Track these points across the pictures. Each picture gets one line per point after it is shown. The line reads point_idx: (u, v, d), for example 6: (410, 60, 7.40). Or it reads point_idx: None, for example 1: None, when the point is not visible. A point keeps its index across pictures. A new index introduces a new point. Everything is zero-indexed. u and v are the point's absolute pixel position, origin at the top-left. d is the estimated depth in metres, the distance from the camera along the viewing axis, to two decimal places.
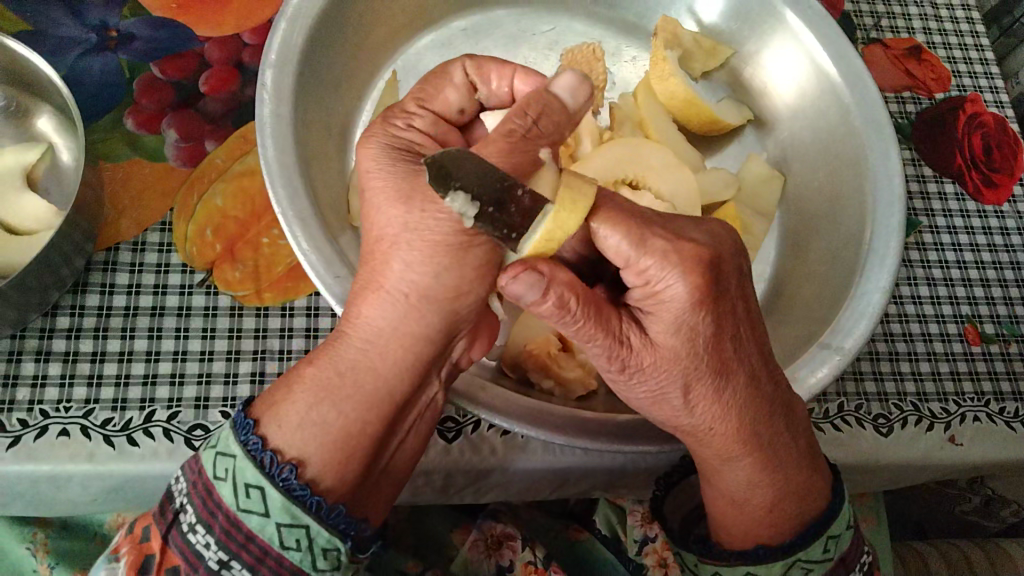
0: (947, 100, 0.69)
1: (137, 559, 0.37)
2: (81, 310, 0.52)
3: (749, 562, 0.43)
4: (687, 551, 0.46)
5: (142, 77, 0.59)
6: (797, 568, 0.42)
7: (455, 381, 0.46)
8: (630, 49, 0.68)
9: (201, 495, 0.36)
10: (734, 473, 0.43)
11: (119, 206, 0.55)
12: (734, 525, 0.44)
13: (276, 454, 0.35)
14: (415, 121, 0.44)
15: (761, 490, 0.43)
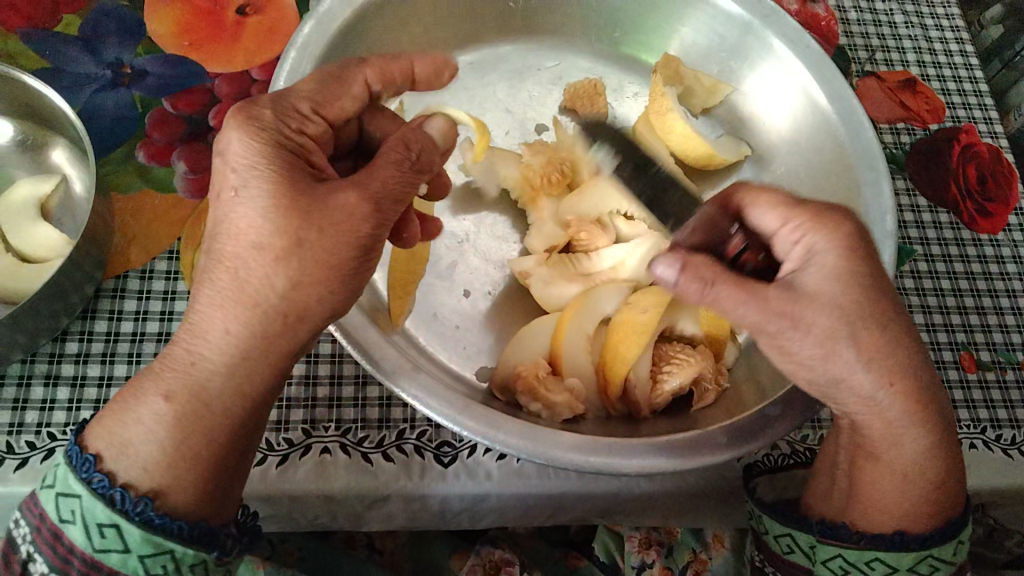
0: (942, 131, 0.70)
1: None
2: (89, 336, 0.53)
3: (882, 548, 0.45)
4: (806, 532, 0.47)
5: (154, 111, 0.61)
6: (926, 564, 0.45)
7: (474, 411, 0.46)
8: (632, 85, 0.69)
9: (49, 542, 0.37)
10: (885, 456, 0.45)
11: (129, 235, 0.57)
12: (867, 504, 0.46)
13: (125, 489, 0.37)
14: (308, 125, 0.43)
15: (905, 479, 0.44)
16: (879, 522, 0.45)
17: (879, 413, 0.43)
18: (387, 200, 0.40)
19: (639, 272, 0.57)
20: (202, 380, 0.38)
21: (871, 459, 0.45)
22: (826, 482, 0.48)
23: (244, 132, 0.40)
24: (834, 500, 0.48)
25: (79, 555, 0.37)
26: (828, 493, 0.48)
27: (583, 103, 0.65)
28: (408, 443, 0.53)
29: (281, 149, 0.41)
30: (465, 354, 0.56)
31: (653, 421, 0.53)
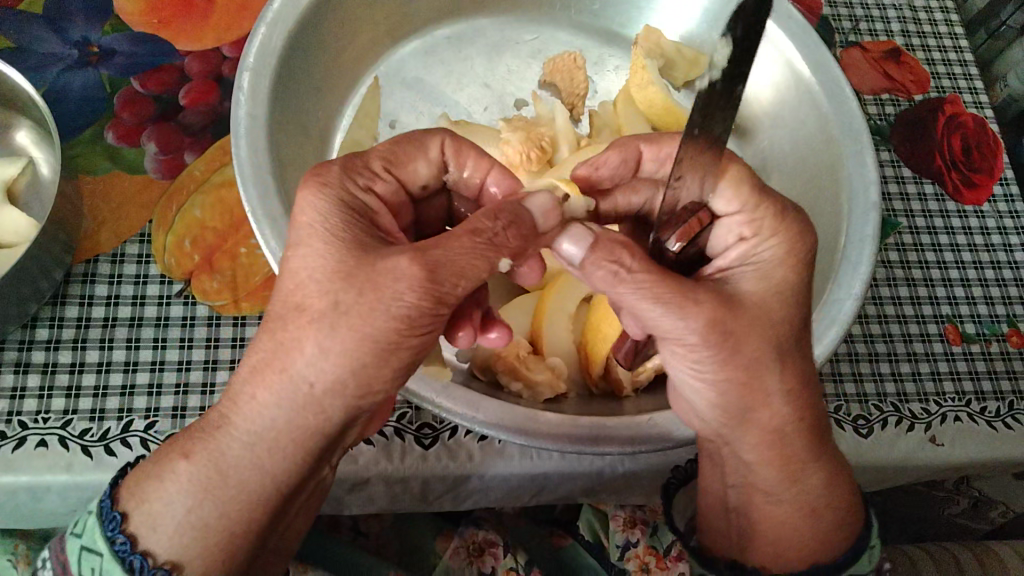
0: (926, 102, 0.69)
1: None
2: (60, 322, 0.52)
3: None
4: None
5: (123, 91, 0.60)
6: None
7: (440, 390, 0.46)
8: (613, 58, 0.68)
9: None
10: (783, 493, 0.44)
11: (99, 218, 0.56)
12: (769, 546, 0.45)
13: (144, 558, 0.35)
14: (375, 183, 0.42)
15: (804, 513, 0.44)
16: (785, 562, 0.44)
17: (774, 452, 0.43)
18: (443, 269, 0.35)
19: None
20: (223, 447, 0.36)
21: (770, 498, 0.44)
22: (721, 524, 0.47)
23: (322, 196, 0.39)
24: (732, 541, 0.46)
25: None
26: (726, 536, 0.47)
27: (562, 77, 0.63)
28: (389, 426, 0.52)
29: (346, 211, 0.39)
30: None
31: (636, 399, 0.52)
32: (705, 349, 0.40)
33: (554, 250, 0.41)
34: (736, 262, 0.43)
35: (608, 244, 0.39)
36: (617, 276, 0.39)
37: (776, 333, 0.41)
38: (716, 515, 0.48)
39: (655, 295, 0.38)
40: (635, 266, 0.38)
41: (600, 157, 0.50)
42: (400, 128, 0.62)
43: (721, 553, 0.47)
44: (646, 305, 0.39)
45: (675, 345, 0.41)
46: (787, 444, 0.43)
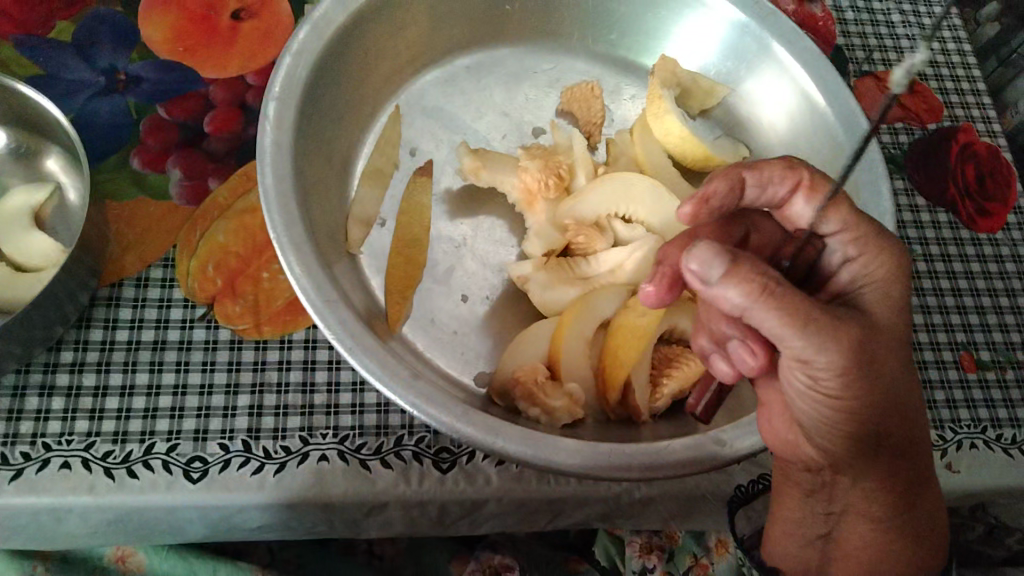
0: (940, 131, 0.70)
1: None
2: (85, 345, 0.53)
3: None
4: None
5: (149, 117, 0.61)
6: None
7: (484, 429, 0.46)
8: (629, 87, 0.69)
9: None
10: (888, 524, 0.45)
11: (124, 243, 0.57)
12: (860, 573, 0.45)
13: None
14: None
15: (904, 545, 0.45)
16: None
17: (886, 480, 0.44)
18: None
19: (637, 276, 0.56)
20: None
21: (872, 526, 0.45)
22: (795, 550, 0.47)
23: None
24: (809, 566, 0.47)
25: None
26: (803, 561, 0.47)
27: (580, 105, 0.65)
28: (407, 449, 0.52)
29: None
30: (463, 358, 0.55)
31: (653, 425, 0.53)
32: (840, 366, 0.39)
33: (686, 272, 0.39)
34: (849, 284, 0.44)
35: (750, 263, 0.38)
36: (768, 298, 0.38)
37: (893, 354, 0.41)
38: (794, 543, 0.47)
39: (797, 321, 0.38)
40: (783, 293, 0.38)
41: (707, 189, 0.46)
42: (420, 155, 0.62)
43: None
44: (785, 332, 0.39)
45: (813, 369, 0.40)
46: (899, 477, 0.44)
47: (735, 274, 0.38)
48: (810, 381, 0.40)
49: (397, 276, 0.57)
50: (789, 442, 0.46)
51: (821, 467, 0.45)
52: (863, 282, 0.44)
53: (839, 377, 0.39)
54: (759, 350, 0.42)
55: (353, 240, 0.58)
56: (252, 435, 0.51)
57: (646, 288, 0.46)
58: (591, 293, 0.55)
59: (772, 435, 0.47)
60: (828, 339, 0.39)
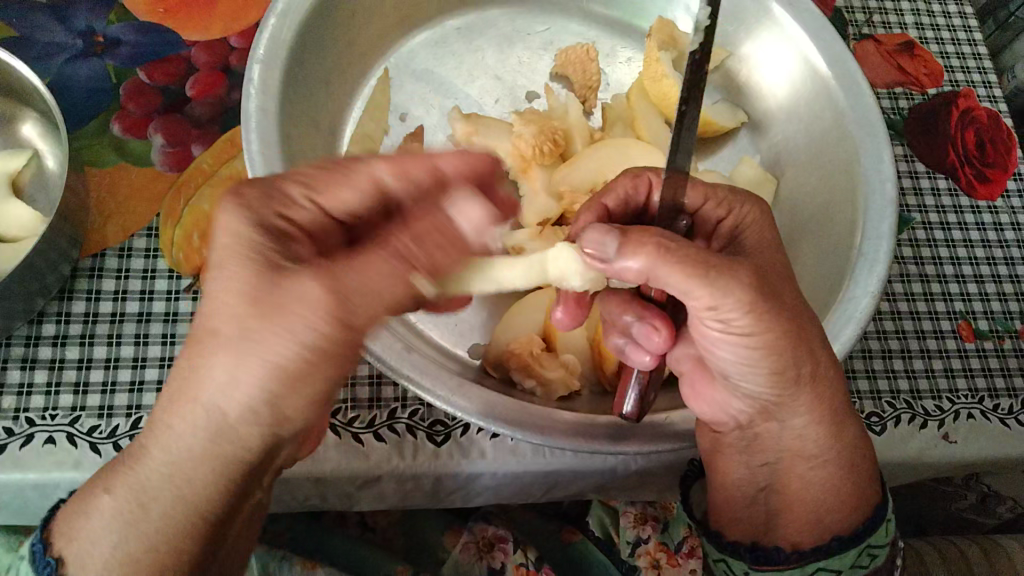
0: (939, 96, 0.69)
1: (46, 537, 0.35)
2: (67, 317, 0.52)
3: (824, 556, 0.43)
4: (713, 548, 0.47)
5: (129, 81, 0.59)
6: (867, 555, 0.44)
7: (427, 381, 0.44)
8: (626, 50, 0.67)
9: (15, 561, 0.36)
10: (823, 457, 0.44)
11: (105, 212, 0.55)
12: (807, 516, 0.45)
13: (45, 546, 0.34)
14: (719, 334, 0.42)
15: (837, 478, 0.44)
16: (822, 530, 0.44)
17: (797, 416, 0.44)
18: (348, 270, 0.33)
19: None
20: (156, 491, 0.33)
21: (807, 464, 0.45)
22: (743, 514, 0.47)
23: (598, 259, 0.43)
24: (758, 518, 0.46)
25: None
26: (750, 520, 0.47)
27: (575, 68, 0.62)
28: (400, 423, 0.51)
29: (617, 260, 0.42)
30: (457, 330, 0.54)
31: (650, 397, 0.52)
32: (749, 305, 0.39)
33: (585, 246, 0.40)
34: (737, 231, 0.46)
35: (642, 234, 0.39)
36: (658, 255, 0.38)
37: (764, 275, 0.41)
38: (738, 504, 0.47)
39: (699, 270, 0.38)
40: (680, 250, 0.38)
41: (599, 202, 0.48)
42: (411, 121, 0.60)
43: (742, 537, 0.46)
44: (691, 283, 0.39)
45: (727, 317, 0.40)
46: (824, 409, 0.44)
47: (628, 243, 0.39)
48: (722, 328, 0.41)
49: None
50: (718, 404, 0.47)
51: (751, 418, 0.45)
52: (740, 230, 0.46)
53: (753, 317, 0.39)
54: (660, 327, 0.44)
55: None
56: None
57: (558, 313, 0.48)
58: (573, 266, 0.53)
59: (698, 403, 0.48)
60: (731, 284, 0.39)
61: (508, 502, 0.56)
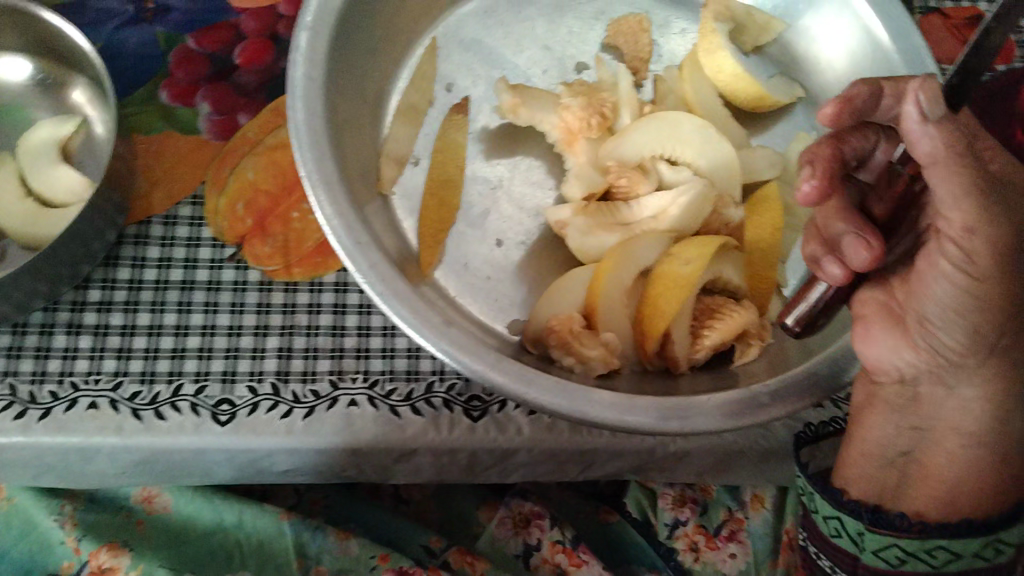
0: (1011, 74, 0.65)
1: None
2: (113, 284, 0.52)
3: (946, 536, 0.41)
4: (851, 517, 0.43)
5: (178, 48, 0.59)
6: (991, 548, 0.42)
7: (470, 349, 0.44)
8: (679, 21, 0.65)
9: None
10: (979, 440, 0.42)
11: (152, 178, 0.55)
12: (942, 491, 0.43)
13: None
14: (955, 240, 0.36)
15: (990, 465, 0.42)
16: (953, 510, 0.43)
17: (988, 389, 0.41)
18: None
19: (683, 219, 0.53)
20: None
21: (961, 443, 0.42)
22: (872, 467, 0.45)
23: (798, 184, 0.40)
24: (883, 484, 0.45)
25: None
26: (880, 481, 0.45)
27: (626, 39, 0.61)
28: (437, 396, 0.51)
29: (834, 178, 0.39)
30: (497, 305, 0.53)
31: (692, 378, 0.51)
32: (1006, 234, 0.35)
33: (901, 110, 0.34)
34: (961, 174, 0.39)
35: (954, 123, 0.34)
36: (953, 156, 0.34)
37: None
38: (874, 460, 0.45)
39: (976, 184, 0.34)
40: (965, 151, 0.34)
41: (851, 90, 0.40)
42: (457, 92, 0.60)
43: (864, 497, 0.45)
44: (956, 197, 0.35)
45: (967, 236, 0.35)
46: (999, 387, 0.40)
47: (946, 128, 0.34)
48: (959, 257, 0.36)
49: (430, 221, 0.55)
50: (890, 351, 0.43)
51: (920, 375, 0.42)
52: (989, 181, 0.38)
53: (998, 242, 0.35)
54: (875, 244, 0.38)
55: (386, 179, 0.56)
56: (280, 378, 0.50)
57: (805, 185, 0.39)
58: (631, 240, 0.52)
59: (868, 349, 0.44)
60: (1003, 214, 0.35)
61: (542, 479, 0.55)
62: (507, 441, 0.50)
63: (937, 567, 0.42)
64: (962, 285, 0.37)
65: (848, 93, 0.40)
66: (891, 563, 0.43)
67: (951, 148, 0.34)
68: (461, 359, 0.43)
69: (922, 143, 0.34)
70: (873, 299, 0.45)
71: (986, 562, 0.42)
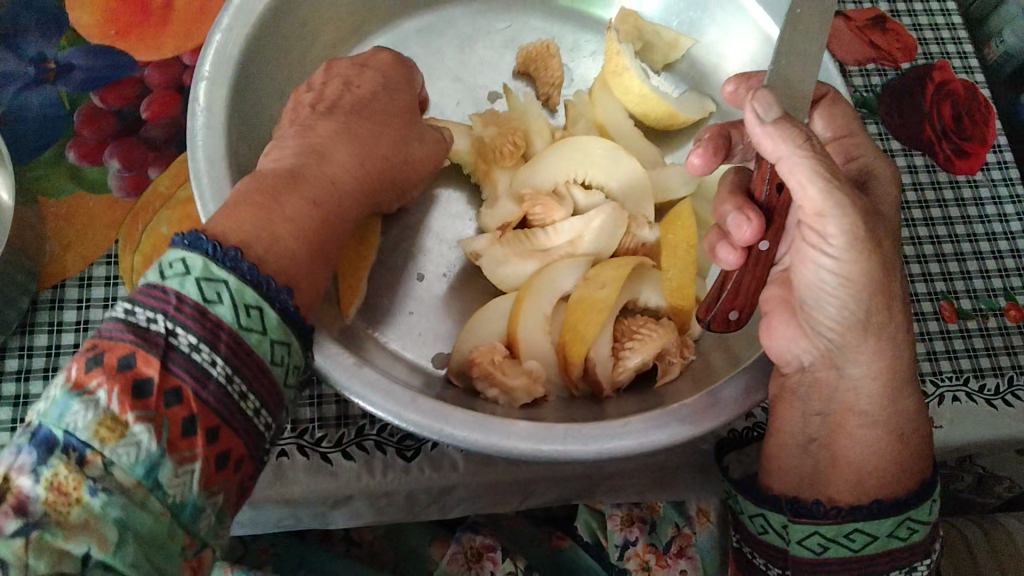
0: (914, 70, 0.67)
1: (120, 379, 0.30)
2: (30, 351, 0.51)
3: (861, 518, 0.43)
4: (776, 512, 0.45)
5: (83, 107, 0.58)
6: (905, 528, 0.43)
7: (374, 381, 0.43)
8: (590, 43, 0.65)
9: (188, 315, 0.32)
10: (876, 417, 0.43)
11: (64, 241, 0.54)
12: (849, 475, 0.44)
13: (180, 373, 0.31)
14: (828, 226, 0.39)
15: (889, 444, 0.43)
16: (862, 492, 0.44)
17: (879, 367, 0.42)
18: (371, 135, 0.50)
19: (598, 244, 0.53)
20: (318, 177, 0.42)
21: (861, 423, 0.43)
22: (792, 459, 0.46)
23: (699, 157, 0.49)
24: (801, 477, 0.46)
25: (227, 329, 0.33)
26: (800, 473, 0.46)
27: (536, 66, 0.62)
28: (369, 440, 0.50)
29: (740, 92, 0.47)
30: (422, 341, 0.53)
31: (617, 400, 0.51)
32: (853, 229, 0.39)
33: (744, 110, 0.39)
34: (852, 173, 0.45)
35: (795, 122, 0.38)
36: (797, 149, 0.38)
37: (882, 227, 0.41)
38: (790, 452, 0.46)
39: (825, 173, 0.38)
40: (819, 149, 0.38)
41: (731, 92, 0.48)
42: None
43: (784, 490, 0.46)
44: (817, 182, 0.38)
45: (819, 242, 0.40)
46: (886, 360, 0.42)
47: (786, 122, 0.38)
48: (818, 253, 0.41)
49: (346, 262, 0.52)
50: (790, 339, 0.44)
51: (815, 360, 0.44)
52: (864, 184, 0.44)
53: (851, 238, 0.39)
54: (753, 217, 0.42)
55: None
56: None
57: (694, 158, 0.49)
58: (547, 267, 0.52)
59: (770, 341, 0.45)
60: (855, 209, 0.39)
61: (487, 512, 0.55)
62: (444, 481, 0.50)
63: (858, 551, 0.44)
64: (841, 270, 0.40)
65: (742, 78, 0.48)
66: (816, 551, 0.44)
67: (793, 138, 0.38)
68: (372, 403, 0.43)
69: (766, 143, 0.39)
70: (773, 296, 0.47)
71: (903, 543, 0.44)
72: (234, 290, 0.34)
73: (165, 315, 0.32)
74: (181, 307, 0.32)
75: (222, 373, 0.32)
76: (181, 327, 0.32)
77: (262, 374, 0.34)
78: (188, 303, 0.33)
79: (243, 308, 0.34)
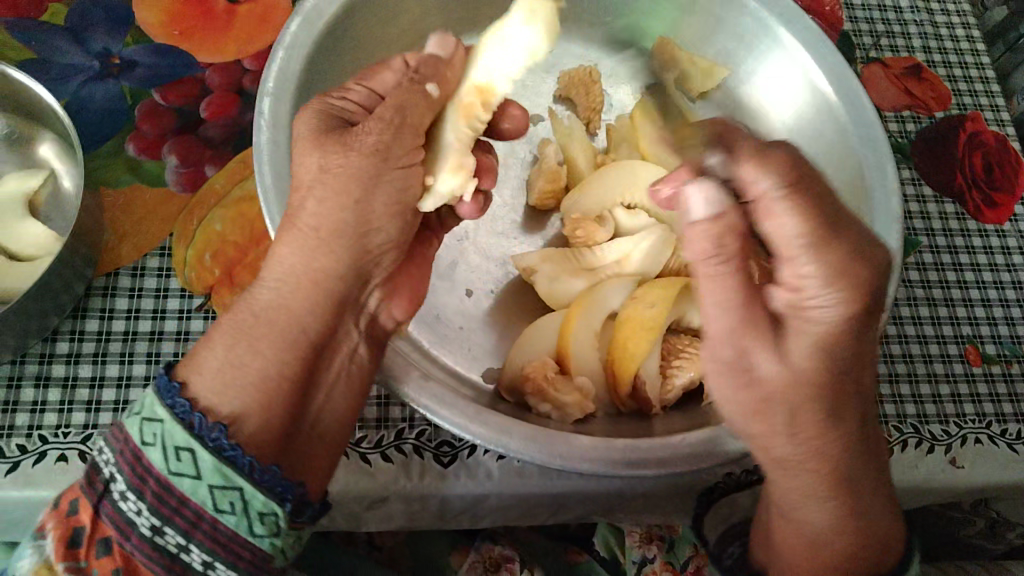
0: (947, 120, 0.69)
1: (65, 532, 0.36)
2: (81, 335, 0.52)
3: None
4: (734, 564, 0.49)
5: (144, 103, 0.60)
6: None
7: (442, 396, 0.45)
8: (627, 70, 0.67)
9: (129, 462, 0.36)
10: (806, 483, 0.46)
11: (119, 231, 0.56)
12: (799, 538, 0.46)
13: (204, 416, 0.36)
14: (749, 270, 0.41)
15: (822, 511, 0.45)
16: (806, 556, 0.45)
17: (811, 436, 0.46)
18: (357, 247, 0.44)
19: (646, 264, 0.55)
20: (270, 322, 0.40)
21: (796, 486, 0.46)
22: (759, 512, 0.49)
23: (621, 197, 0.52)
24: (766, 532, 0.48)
25: (154, 475, 0.35)
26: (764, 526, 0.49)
27: (578, 91, 0.63)
28: (407, 443, 0.51)
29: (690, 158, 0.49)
30: (471, 355, 0.54)
31: (665, 418, 0.52)
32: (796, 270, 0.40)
33: None
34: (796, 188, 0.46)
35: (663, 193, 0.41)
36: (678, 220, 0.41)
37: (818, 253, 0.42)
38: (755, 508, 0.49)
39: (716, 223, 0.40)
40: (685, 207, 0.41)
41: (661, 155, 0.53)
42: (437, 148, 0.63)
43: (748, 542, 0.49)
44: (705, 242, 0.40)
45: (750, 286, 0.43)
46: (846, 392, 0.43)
47: None
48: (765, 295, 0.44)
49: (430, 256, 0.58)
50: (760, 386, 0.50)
51: None
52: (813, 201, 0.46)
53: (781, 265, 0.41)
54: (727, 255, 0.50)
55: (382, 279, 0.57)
56: None
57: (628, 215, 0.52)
58: (597, 286, 0.54)
59: None
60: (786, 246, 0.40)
61: (517, 526, 0.56)
62: (477, 489, 0.51)
63: None
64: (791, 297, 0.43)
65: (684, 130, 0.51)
66: None
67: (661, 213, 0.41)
68: (435, 413, 0.44)
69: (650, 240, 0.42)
70: None
71: None
72: (165, 431, 0.36)
73: (111, 462, 0.36)
74: (125, 455, 0.36)
75: (147, 525, 0.35)
76: (118, 475, 0.36)
77: (200, 520, 0.35)
78: (131, 450, 0.36)
79: (173, 452, 0.35)
